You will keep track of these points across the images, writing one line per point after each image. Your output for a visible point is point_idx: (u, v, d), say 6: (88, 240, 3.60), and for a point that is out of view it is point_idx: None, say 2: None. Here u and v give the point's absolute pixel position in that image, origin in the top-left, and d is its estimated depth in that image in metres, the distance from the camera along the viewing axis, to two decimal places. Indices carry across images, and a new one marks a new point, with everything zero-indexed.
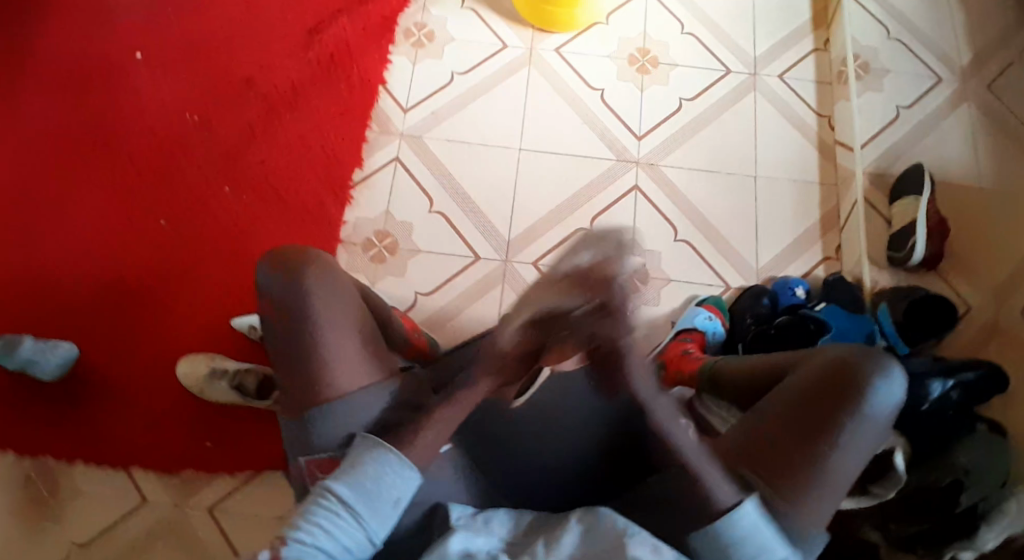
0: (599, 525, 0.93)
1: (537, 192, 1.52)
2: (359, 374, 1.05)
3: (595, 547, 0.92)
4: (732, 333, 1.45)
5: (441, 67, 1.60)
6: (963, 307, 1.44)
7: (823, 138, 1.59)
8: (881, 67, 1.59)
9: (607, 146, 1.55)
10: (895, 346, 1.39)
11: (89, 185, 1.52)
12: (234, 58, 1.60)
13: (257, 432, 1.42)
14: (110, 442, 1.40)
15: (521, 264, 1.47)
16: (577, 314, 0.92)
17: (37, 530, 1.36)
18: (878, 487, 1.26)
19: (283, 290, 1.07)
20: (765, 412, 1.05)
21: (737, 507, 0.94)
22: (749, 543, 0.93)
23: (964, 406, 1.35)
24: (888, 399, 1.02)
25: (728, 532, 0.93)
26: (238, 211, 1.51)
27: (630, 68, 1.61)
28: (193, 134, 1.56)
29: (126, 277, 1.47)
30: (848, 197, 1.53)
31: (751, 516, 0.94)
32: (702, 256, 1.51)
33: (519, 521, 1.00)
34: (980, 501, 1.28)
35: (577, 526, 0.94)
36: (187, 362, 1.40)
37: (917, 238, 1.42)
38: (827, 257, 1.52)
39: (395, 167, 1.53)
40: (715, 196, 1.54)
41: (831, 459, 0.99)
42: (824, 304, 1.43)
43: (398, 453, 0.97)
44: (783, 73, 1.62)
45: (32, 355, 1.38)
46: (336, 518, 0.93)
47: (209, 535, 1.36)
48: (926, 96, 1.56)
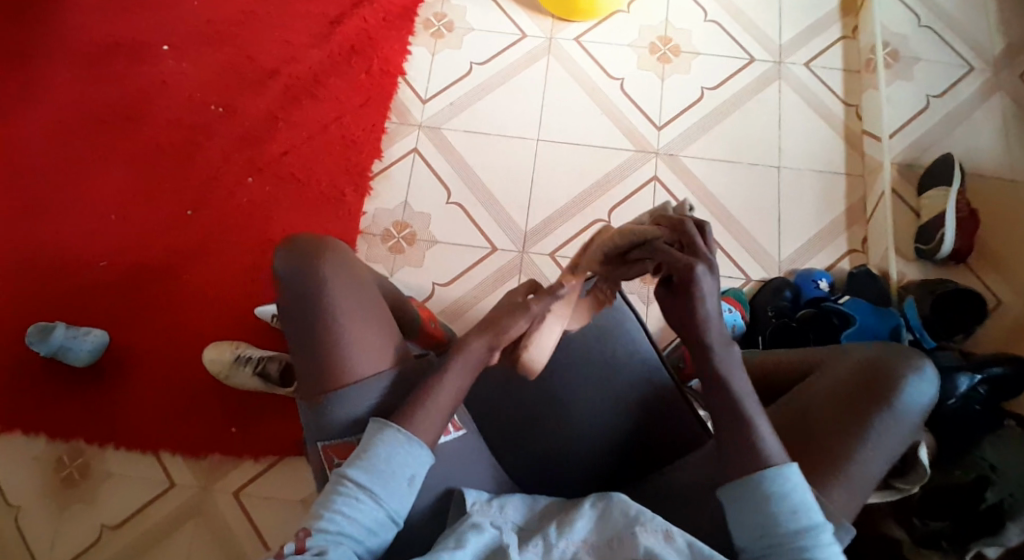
0: (612, 511, 0.92)
1: (557, 183, 1.50)
2: (376, 361, 1.05)
3: (606, 536, 0.91)
4: (752, 326, 1.42)
5: (461, 57, 1.59)
6: (993, 302, 1.40)
7: (850, 126, 1.55)
8: (910, 55, 1.56)
9: (626, 137, 1.53)
10: (921, 339, 1.35)
11: (113, 176, 1.53)
12: (255, 48, 1.60)
13: (278, 420, 1.43)
14: (136, 427, 1.42)
15: (538, 257, 1.46)
16: (662, 242, 0.94)
17: (66, 512, 1.38)
18: (904, 482, 1.14)
19: (297, 278, 1.05)
20: (791, 407, 1.04)
21: (784, 465, 0.90)
22: (789, 499, 0.88)
23: (992, 402, 1.32)
24: (920, 402, 1.00)
25: (773, 483, 0.89)
26: (258, 202, 1.51)
27: (651, 57, 1.58)
28: (216, 125, 1.55)
29: (149, 264, 1.48)
30: (875, 189, 1.50)
31: (799, 476, 0.89)
32: (723, 248, 1.48)
33: (533, 506, 0.98)
34: (1007, 496, 1.23)
35: (590, 511, 0.93)
36: (214, 348, 1.41)
37: (946, 229, 1.38)
38: (852, 249, 1.49)
39: (414, 158, 1.52)
40: (738, 188, 1.51)
41: (859, 455, 0.98)
42: (848, 296, 1.40)
43: (405, 432, 0.97)
44: (809, 61, 1.59)
45: (65, 341, 1.39)
46: (355, 503, 0.94)
47: (234, 519, 1.39)
48: (960, 83, 1.53)
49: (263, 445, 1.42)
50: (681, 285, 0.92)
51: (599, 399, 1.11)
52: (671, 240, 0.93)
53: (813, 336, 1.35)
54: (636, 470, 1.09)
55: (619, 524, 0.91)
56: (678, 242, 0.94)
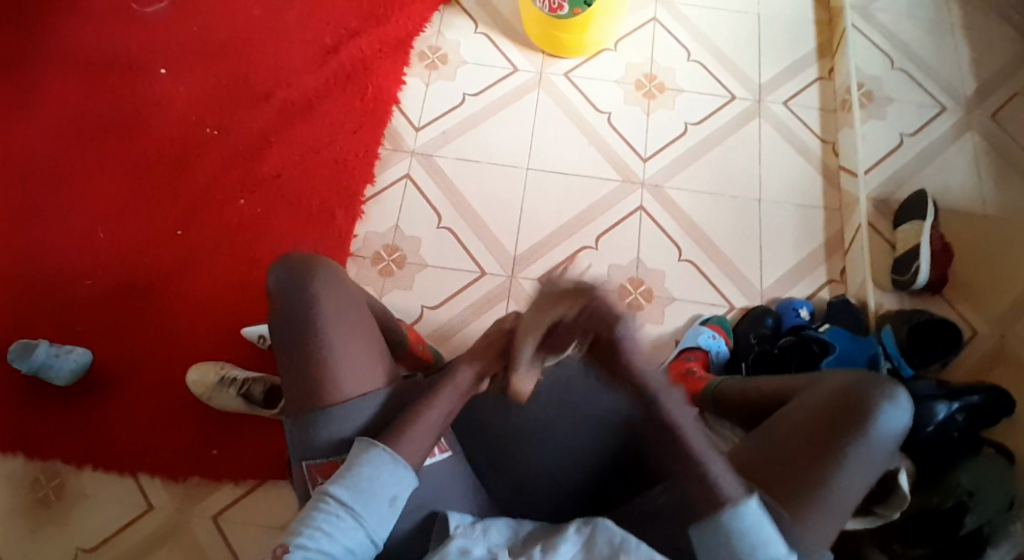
0: (598, 536, 0.92)
1: (546, 210, 1.53)
2: (362, 381, 1.05)
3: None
4: (736, 352, 1.46)
5: (453, 88, 1.63)
6: (968, 332, 1.45)
7: (827, 163, 1.61)
8: (884, 96, 1.63)
9: (614, 167, 1.57)
10: (899, 367, 1.40)
11: (102, 195, 1.53)
12: (252, 72, 1.63)
13: (261, 442, 1.41)
14: (114, 447, 1.40)
15: (526, 280, 1.48)
16: (568, 319, 0.82)
17: (39, 533, 1.35)
18: (883, 508, 1.18)
19: (292, 295, 1.07)
20: (772, 433, 1.05)
21: (743, 502, 0.89)
22: (750, 537, 0.88)
23: (969, 430, 1.35)
24: (895, 424, 1.02)
25: (733, 524, 0.89)
26: (250, 222, 1.51)
27: (637, 93, 1.64)
28: (210, 145, 1.57)
29: (135, 284, 1.47)
30: (852, 222, 1.55)
31: (756, 511, 0.89)
32: (706, 275, 1.52)
33: (518, 529, 0.98)
34: (984, 523, 1.26)
35: (576, 536, 0.93)
36: (198, 369, 1.40)
37: (921, 263, 1.43)
38: (831, 280, 1.53)
39: (406, 183, 1.55)
40: (721, 218, 1.55)
41: (835, 481, 0.99)
42: (826, 325, 1.45)
43: (391, 453, 0.97)
44: (787, 100, 1.66)
45: (47, 359, 1.38)
46: (335, 520, 0.93)
47: (211, 544, 1.36)
48: (931, 123, 1.59)
49: (243, 469, 1.40)
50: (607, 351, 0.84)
51: (575, 423, 1.10)
52: (571, 320, 0.81)
53: (793, 363, 1.38)
54: (620, 487, 1.08)
55: (604, 554, 0.90)
56: (581, 315, 0.82)
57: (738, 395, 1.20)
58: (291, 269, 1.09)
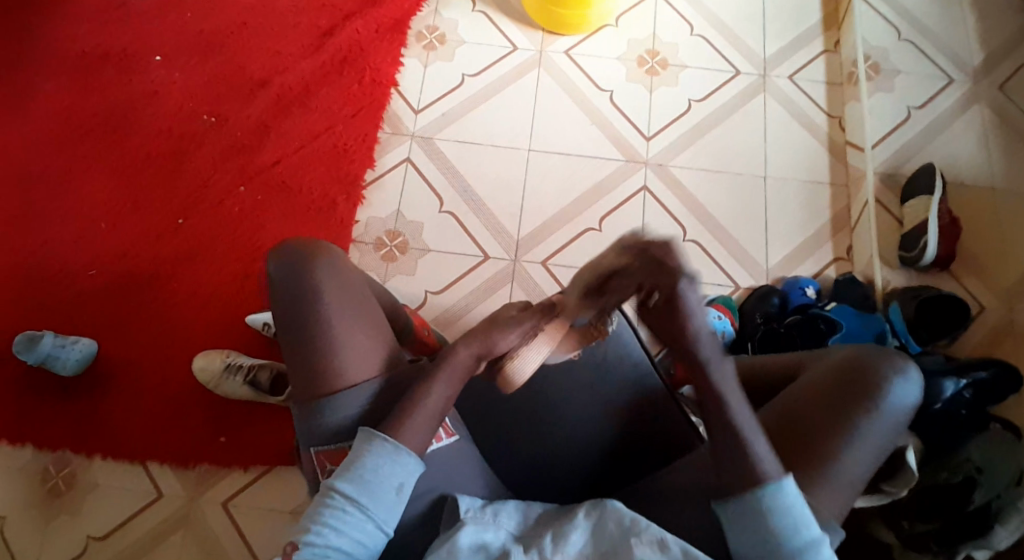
0: (605, 522, 0.92)
1: (548, 191, 1.52)
2: (367, 367, 1.05)
3: (602, 547, 0.91)
4: (741, 332, 1.44)
5: (452, 68, 1.61)
6: (976, 307, 1.43)
7: (834, 138, 1.59)
8: (892, 67, 1.60)
9: (617, 146, 1.55)
10: (907, 345, 1.39)
11: (100, 185, 1.52)
12: (247, 59, 1.61)
13: (270, 429, 1.42)
14: (124, 437, 1.41)
15: (529, 264, 1.47)
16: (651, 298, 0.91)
17: (51, 524, 1.36)
18: (891, 485, 1.17)
19: (294, 280, 1.06)
20: (779, 408, 1.05)
21: (780, 479, 0.90)
22: (788, 514, 0.89)
23: (976, 407, 1.34)
24: (903, 399, 1.01)
25: (772, 499, 0.90)
26: (250, 210, 1.51)
27: (639, 70, 1.61)
28: (207, 134, 1.56)
29: (137, 274, 1.47)
30: (859, 197, 1.53)
31: (795, 490, 0.90)
32: (711, 254, 1.50)
33: (527, 513, 0.98)
34: (994, 498, 1.27)
35: (585, 523, 0.93)
36: (203, 357, 1.41)
37: (929, 238, 1.42)
38: (838, 257, 1.52)
39: (407, 167, 1.53)
40: (725, 196, 1.54)
41: (844, 458, 0.99)
42: (834, 304, 1.43)
43: (393, 442, 0.97)
44: (792, 74, 1.63)
45: (52, 350, 1.38)
46: (341, 514, 0.93)
47: (223, 529, 1.37)
48: (937, 97, 1.57)
49: (252, 455, 1.41)
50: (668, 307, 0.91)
51: (587, 401, 1.10)
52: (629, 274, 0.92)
53: (801, 342, 1.36)
54: (621, 475, 1.09)
55: (615, 537, 0.91)
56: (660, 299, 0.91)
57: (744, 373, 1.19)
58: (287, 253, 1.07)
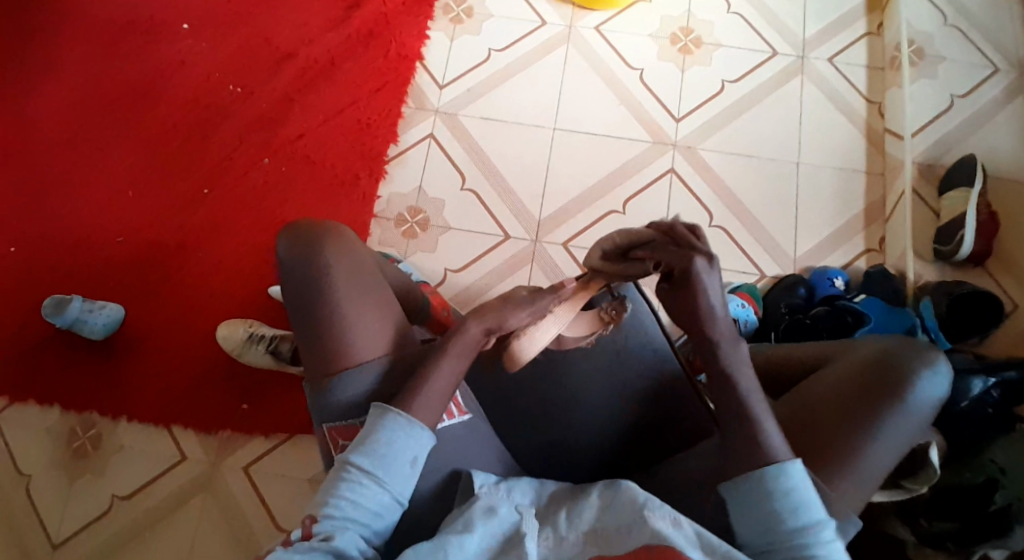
0: (619, 497, 0.90)
1: (572, 172, 1.49)
2: (376, 346, 1.05)
3: (616, 520, 0.89)
4: (765, 321, 1.41)
5: (478, 43, 1.58)
6: (1010, 305, 1.39)
7: (872, 125, 1.53)
8: (936, 54, 1.53)
9: (644, 128, 1.52)
10: (937, 341, 1.32)
11: (131, 153, 1.54)
12: (275, 29, 1.60)
13: (289, 399, 1.44)
14: (148, 402, 1.44)
15: (550, 245, 1.46)
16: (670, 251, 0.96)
17: (78, 482, 1.40)
18: (912, 483, 1.15)
19: (300, 263, 1.06)
20: (804, 397, 1.02)
21: (788, 461, 0.89)
22: (792, 497, 0.88)
23: (1004, 406, 1.30)
24: (933, 394, 0.99)
25: (777, 479, 0.88)
26: (275, 182, 1.51)
27: (671, 48, 1.57)
28: (233, 106, 1.56)
29: (165, 243, 1.50)
30: (894, 188, 1.48)
31: (802, 473, 0.89)
32: (737, 242, 1.47)
33: (541, 490, 0.97)
34: (1015, 501, 1.21)
35: (598, 500, 0.92)
36: (226, 326, 1.42)
37: (966, 230, 1.37)
38: (869, 249, 1.47)
39: (429, 143, 1.52)
40: (755, 182, 1.50)
41: (868, 451, 0.97)
42: (863, 296, 1.38)
43: (405, 415, 0.97)
44: (832, 56, 1.57)
45: (80, 315, 1.42)
46: (358, 487, 0.94)
47: (244, 493, 1.40)
48: (983, 85, 1.51)
49: (272, 423, 1.43)
50: (686, 280, 0.95)
51: (604, 383, 1.09)
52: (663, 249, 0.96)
53: (827, 334, 1.33)
54: (642, 461, 1.06)
55: (628, 511, 0.89)
56: (678, 270, 0.95)
57: (767, 360, 1.17)
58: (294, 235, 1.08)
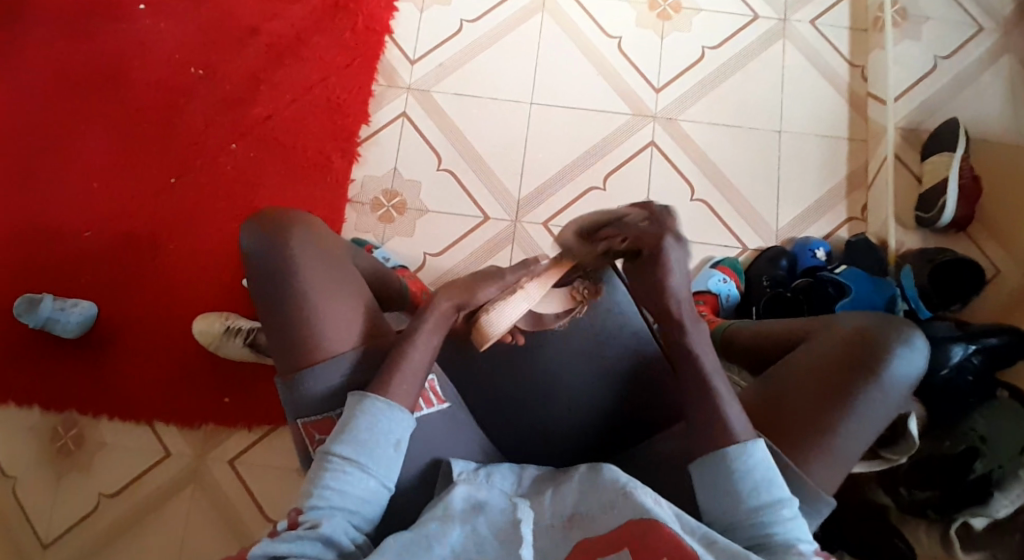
0: (609, 468, 0.91)
1: (552, 147, 1.46)
2: (348, 338, 1.03)
3: (598, 489, 0.90)
4: (747, 296, 1.40)
5: (451, 14, 1.53)
6: (992, 272, 1.38)
7: (854, 90, 1.50)
8: (920, 14, 1.50)
9: (624, 100, 1.49)
10: (917, 310, 1.33)
11: (93, 139, 1.48)
12: (237, 4, 1.54)
13: (271, 390, 1.42)
14: (129, 398, 1.41)
15: (531, 225, 1.43)
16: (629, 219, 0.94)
17: (64, 481, 1.39)
18: (891, 452, 1.16)
19: (270, 258, 1.03)
20: (779, 375, 1.02)
21: (750, 439, 0.91)
22: (750, 476, 0.89)
23: (985, 372, 1.29)
24: (909, 370, 0.98)
25: (735, 462, 0.90)
26: (244, 167, 1.46)
27: (650, 14, 1.53)
28: (197, 88, 1.50)
29: (134, 233, 1.45)
30: (877, 154, 1.46)
31: (764, 453, 0.90)
32: (720, 216, 1.45)
33: (522, 474, 0.98)
34: (995, 468, 1.24)
35: (586, 473, 0.93)
36: (203, 320, 1.39)
37: (948, 197, 1.36)
38: (852, 217, 1.45)
39: (403, 122, 1.48)
40: (737, 152, 1.47)
41: (843, 426, 0.96)
42: (845, 267, 1.36)
43: (384, 400, 0.96)
44: (815, 18, 1.54)
45: (53, 314, 1.37)
46: (343, 475, 0.92)
47: (230, 486, 1.39)
48: (968, 44, 1.47)
49: (255, 415, 1.41)
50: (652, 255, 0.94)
51: (586, 362, 1.09)
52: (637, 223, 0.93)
53: (808, 310, 1.32)
54: (632, 436, 1.07)
55: (608, 490, 0.89)
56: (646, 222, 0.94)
57: (749, 334, 1.18)
58: (267, 228, 1.04)
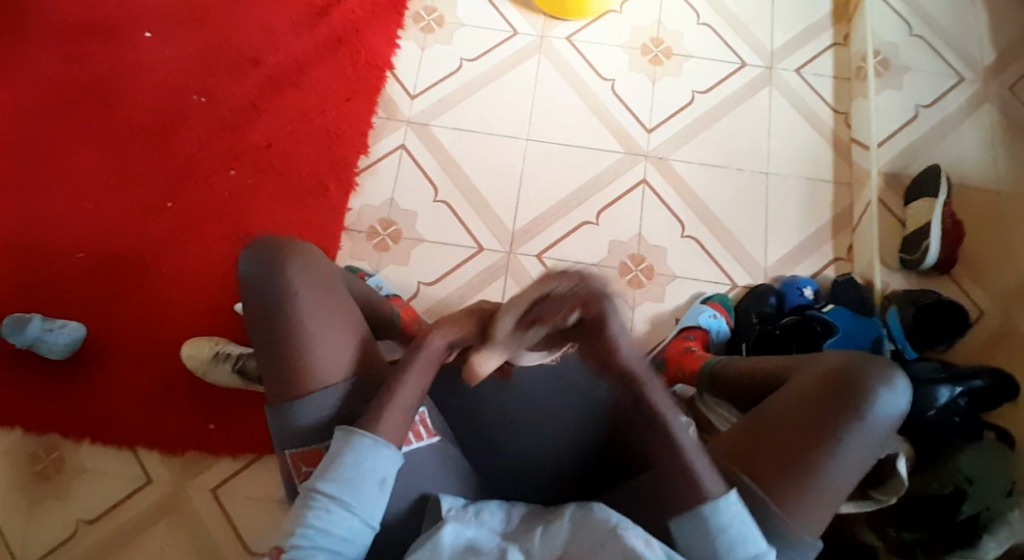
0: (592, 518, 0.90)
1: (545, 182, 1.49)
2: (340, 366, 1.02)
3: (585, 541, 0.89)
4: (736, 333, 1.41)
5: (450, 53, 1.58)
6: (975, 313, 1.40)
7: (838, 135, 1.56)
8: (901, 64, 1.57)
9: (616, 138, 1.53)
10: (902, 350, 1.35)
11: (91, 163, 1.49)
12: (240, 36, 1.58)
13: (255, 417, 1.40)
14: (111, 422, 1.38)
15: (525, 257, 1.45)
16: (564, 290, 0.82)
17: (39, 506, 1.34)
18: (881, 493, 1.14)
19: (265, 285, 1.03)
20: (763, 414, 1.01)
21: (725, 495, 0.90)
22: (728, 533, 0.89)
23: (971, 415, 1.31)
24: (893, 409, 0.98)
25: (712, 517, 0.89)
26: (240, 194, 1.48)
27: (642, 59, 1.59)
28: (199, 115, 1.53)
29: (127, 256, 1.45)
30: (862, 198, 1.50)
31: (737, 507, 0.90)
32: (709, 253, 1.48)
33: (511, 512, 0.96)
34: (983, 510, 1.23)
35: (570, 520, 0.91)
36: (191, 344, 1.38)
37: (931, 241, 1.38)
38: (838, 258, 1.49)
39: (401, 154, 1.51)
40: (726, 191, 1.51)
41: (827, 467, 0.96)
42: (831, 306, 1.40)
43: (371, 436, 0.95)
44: (799, 67, 1.60)
45: (40, 335, 1.36)
46: (326, 514, 0.91)
47: (211, 516, 1.35)
48: (947, 96, 1.53)
49: (238, 444, 1.38)
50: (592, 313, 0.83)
51: (570, 396, 1.09)
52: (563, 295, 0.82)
53: (795, 345, 1.33)
54: (611, 473, 1.06)
55: (599, 532, 0.89)
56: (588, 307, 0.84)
57: (735, 369, 1.17)
58: (263, 253, 1.04)
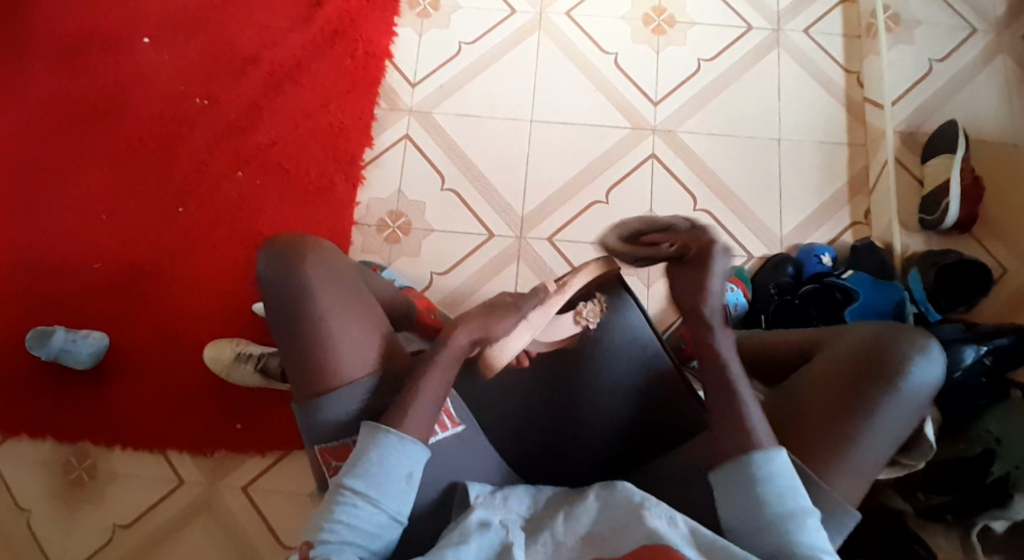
0: (615, 499, 0.90)
1: (552, 163, 1.48)
2: (364, 361, 1.02)
3: (613, 521, 0.89)
4: (754, 304, 1.38)
5: (448, 36, 1.57)
6: (998, 271, 1.36)
7: (851, 96, 1.52)
8: (912, 17, 1.52)
9: (623, 114, 1.51)
10: (925, 313, 1.31)
11: (103, 172, 1.50)
12: (237, 34, 1.57)
13: (281, 413, 1.41)
14: (141, 428, 1.40)
15: (536, 241, 1.44)
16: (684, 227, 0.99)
17: (76, 513, 1.37)
18: (908, 458, 1.09)
19: (286, 283, 1.02)
20: (794, 391, 1.00)
21: (771, 450, 0.90)
22: (775, 482, 0.89)
23: (996, 375, 1.26)
24: (925, 379, 0.96)
25: (761, 467, 0.89)
26: (250, 195, 1.48)
27: (644, 29, 1.56)
28: (203, 118, 1.53)
29: (143, 264, 1.46)
30: (877, 158, 1.46)
31: (786, 461, 0.90)
32: (723, 225, 1.45)
33: (538, 496, 0.96)
34: (1013, 469, 1.17)
35: (595, 502, 0.91)
36: (214, 346, 1.39)
37: (951, 198, 1.35)
38: (855, 222, 1.46)
39: (406, 143, 1.51)
40: (736, 161, 1.48)
41: (862, 442, 0.94)
42: (852, 271, 1.35)
43: (397, 433, 0.95)
44: (807, 27, 1.56)
45: (64, 345, 1.37)
46: (352, 510, 0.92)
47: (245, 513, 1.37)
48: (961, 48, 1.49)
49: (269, 439, 1.40)
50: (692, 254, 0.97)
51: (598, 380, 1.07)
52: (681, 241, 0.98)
53: (816, 314, 1.31)
54: (635, 459, 1.05)
55: (625, 512, 0.88)
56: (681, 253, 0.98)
57: (758, 345, 1.14)
58: (281, 251, 1.03)
